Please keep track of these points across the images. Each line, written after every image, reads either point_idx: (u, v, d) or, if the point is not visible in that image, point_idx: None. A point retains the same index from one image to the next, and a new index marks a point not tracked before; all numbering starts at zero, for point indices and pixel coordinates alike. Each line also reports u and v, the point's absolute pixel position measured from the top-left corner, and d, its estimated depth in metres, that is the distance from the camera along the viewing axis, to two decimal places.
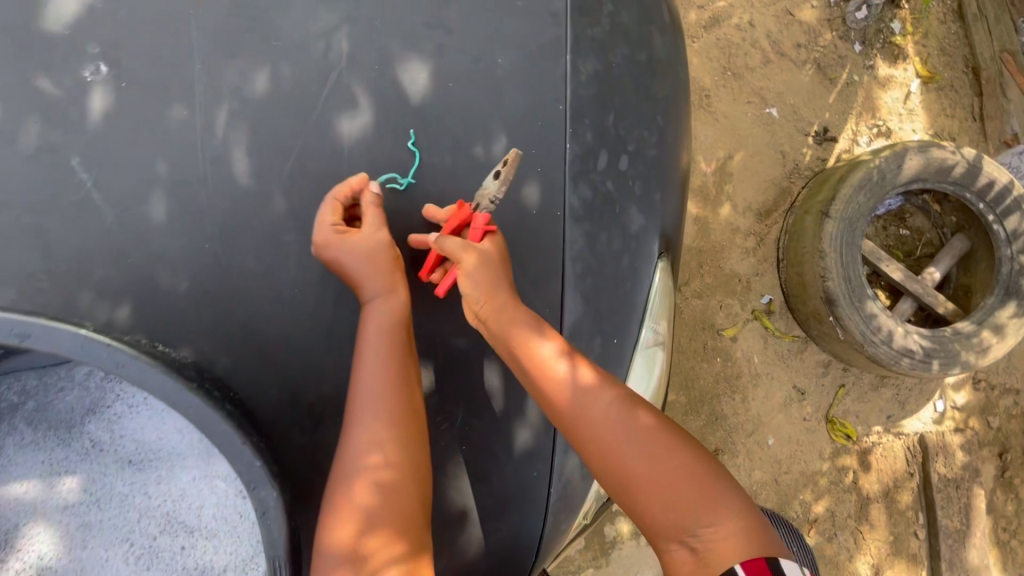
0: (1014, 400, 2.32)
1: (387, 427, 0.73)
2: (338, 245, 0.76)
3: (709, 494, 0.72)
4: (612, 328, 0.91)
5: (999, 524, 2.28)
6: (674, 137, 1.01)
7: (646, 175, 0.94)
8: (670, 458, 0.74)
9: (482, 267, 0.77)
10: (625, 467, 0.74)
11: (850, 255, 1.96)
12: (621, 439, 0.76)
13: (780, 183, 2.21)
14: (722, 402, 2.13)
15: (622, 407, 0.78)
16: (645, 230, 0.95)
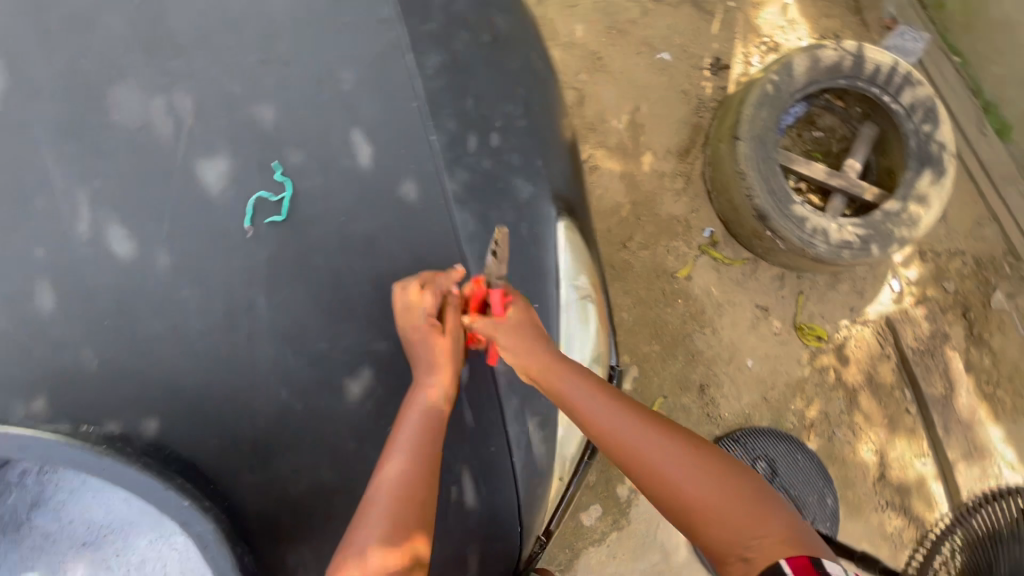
0: (962, 261, 2.43)
1: (409, 483, 0.74)
2: (425, 339, 0.83)
3: (756, 506, 0.79)
4: (529, 294, 0.95)
5: (982, 379, 2.38)
6: (543, 103, 1.07)
7: (523, 146, 0.99)
8: (716, 476, 0.82)
9: (526, 330, 0.88)
10: (675, 488, 0.81)
11: (769, 169, 2.03)
12: (671, 459, 0.83)
13: (690, 121, 2.29)
14: (694, 338, 2.20)
15: (668, 434, 0.86)
16: (535, 197, 0.99)
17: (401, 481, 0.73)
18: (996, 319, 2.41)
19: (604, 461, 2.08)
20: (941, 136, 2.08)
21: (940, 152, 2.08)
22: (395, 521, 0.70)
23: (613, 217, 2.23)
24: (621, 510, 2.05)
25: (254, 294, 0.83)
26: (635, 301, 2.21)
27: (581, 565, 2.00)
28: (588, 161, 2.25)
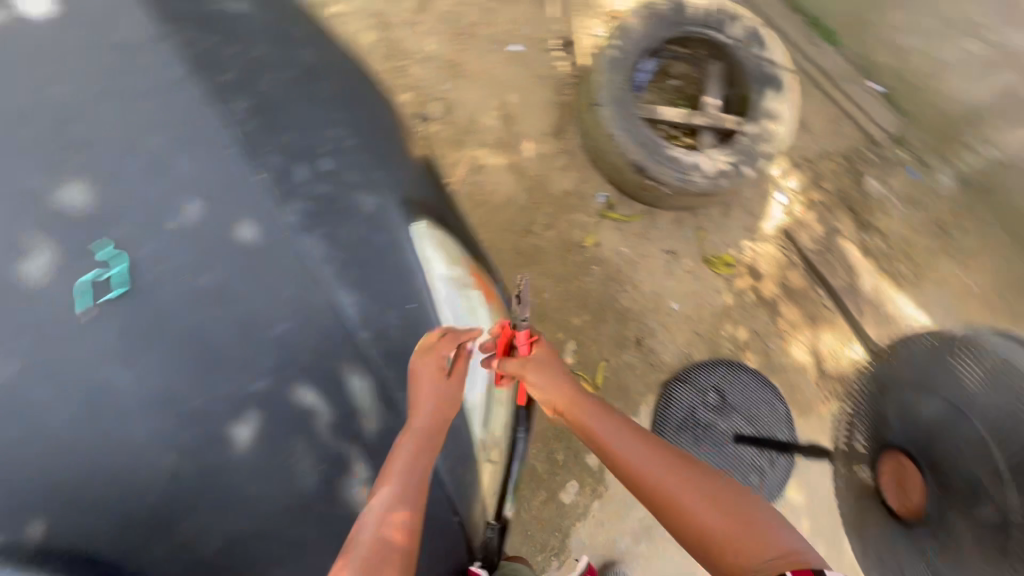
0: (832, 160, 2.64)
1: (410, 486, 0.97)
2: (440, 384, 1.11)
3: (763, 530, 1.00)
4: (390, 296, 1.16)
5: (881, 259, 2.58)
6: (362, 118, 1.34)
7: (349, 161, 1.23)
8: (728, 502, 1.04)
9: (560, 379, 1.26)
10: (693, 513, 1.04)
11: (634, 125, 2.16)
12: (690, 490, 1.06)
13: (556, 100, 2.40)
14: (617, 298, 2.32)
15: (689, 474, 1.10)
16: (375, 207, 1.22)
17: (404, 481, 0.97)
18: (875, 203, 2.63)
19: (567, 436, 2.16)
20: (771, 56, 2.28)
21: (773, 69, 2.27)
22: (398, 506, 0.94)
23: (511, 208, 2.34)
24: (596, 476, 2.13)
25: (126, 362, 0.96)
26: (554, 279, 2.31)
27: (575, 538, 2.07)
28: (473, 163, 2.35)
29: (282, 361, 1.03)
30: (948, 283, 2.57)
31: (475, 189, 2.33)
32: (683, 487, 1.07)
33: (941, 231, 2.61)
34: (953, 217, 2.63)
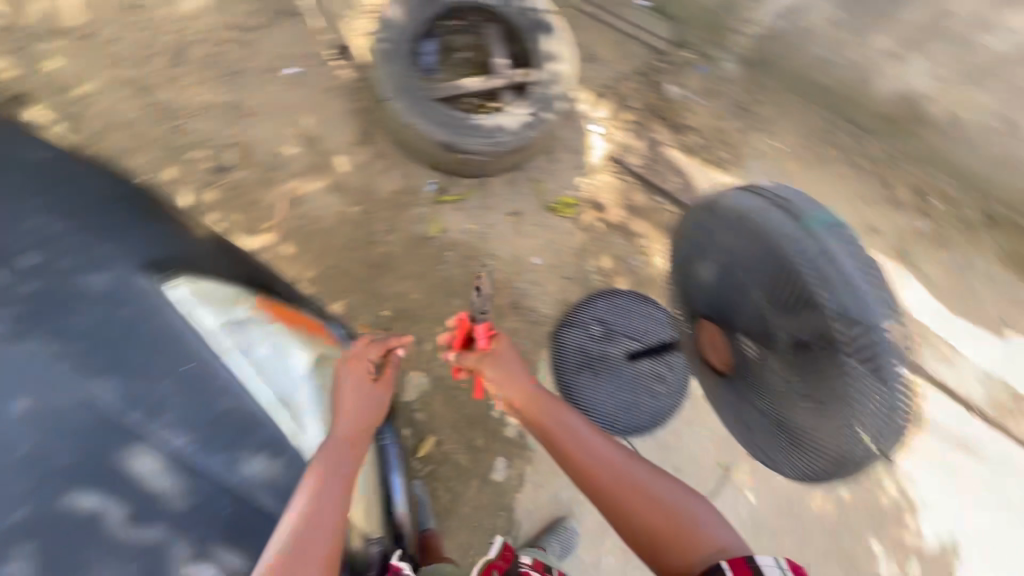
0: (629, 80, 2.83)
1: (338, 466, 1.31)
2: (361, 388, 1.54)
3: (700, 526, 1.28)
4: (148, 362, 1.28)
5: (701, 152, 2.80)
6: (69, 205, 1.49)
7: (53, 249, 1.38)
8: (681, 503, 1.33)
9: (511, 373, 1.63)
10: (641, 508, 1.33)
11: (429, 108, 2.17)
12: (639, 491, 1.36)
13: (352, 106, 2.36)
14: (480, 274, 2.36)
15: (638, 477, 1.39)
16: (99, 282, 1.35)
17: (332, 461, 1.31)
18: (679, 105, 2.84)
19: (479, 419, 2.19)
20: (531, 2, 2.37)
21: (537, 14, 2.37)
22: (325, 476, 1.27)
23: (347, 225, 2.30)
24: (520, 444, 2.18)
25: None
26: (414, 278, 2.31)
27: (519, 508, 2.14)
28: (291, 196, 2.28)
29: (40, 460, 1.14)
30: (759, 154, 2.89)
31: (303, 220, 2.27)
32: (632, 488, 1.36)
33: (741, 110, 2.90)
34: (743, 95, 2.92)
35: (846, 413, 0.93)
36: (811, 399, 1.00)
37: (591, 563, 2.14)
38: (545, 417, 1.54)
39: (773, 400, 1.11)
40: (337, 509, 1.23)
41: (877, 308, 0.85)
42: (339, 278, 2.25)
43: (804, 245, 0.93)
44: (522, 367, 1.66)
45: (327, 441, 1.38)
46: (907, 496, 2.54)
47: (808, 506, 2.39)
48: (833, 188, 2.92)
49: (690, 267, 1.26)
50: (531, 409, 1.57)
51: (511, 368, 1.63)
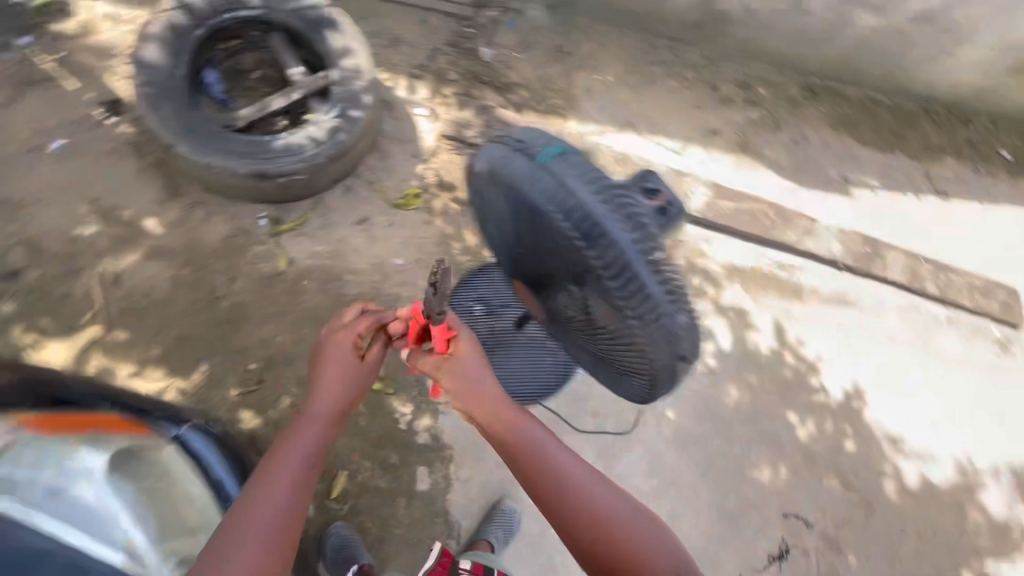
0: (443, 52, 2.74)
1: (287, 484, 1.18)
2: (330, 379, 1.38)
3: (658, 551, 1.19)
4: None
5: (534, 105, 2.80)
6: None
7: None
8: (640, 523, 1.23)
9: (474, 375, 1.40)
10: (602, 526, 1.20)
11: (222, 143, 1.99)
12: (598, 505, 1.24)
13: (144, 163, 2.18)
14: (345, 292, 2.24)
15: (599, 490, 1.27)
16: None
17: (281, 480, 1.18)
18: (499, 65, 2.81)
19: (386, 437, 2.13)
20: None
21: (317, 11, 2.23)
22: (267, 498, 1.13)
23: (181, 290, 2.10)
24: (435, 447, 2.15)
25: None
26: (275, 320, 2.15)
27: (454, 509, 2.12)
28: (107, 279, 2.06)
29: None
30: (590, 91, 2.92)
31: (129, 300, 2.06)
32: (591, 500, 1.24)
33: (560, 54, 2.93)
34: (557, 40, 2.95)
35: (629, 331, 1.03)
36: (605, 325, 1.10)
37: (539, 533, 2.17)
38: (502, 409, 1.39)
39: (585, 329, 1.23)
40: (284, 513, 1.13)
41: (604, 213, 0.93)
42: (190, 347, 2.06)
43: (545, 182, 0.98)
44: (483, 369, 1.42)
45: (292, 435, 1.29)
46: (808, 361, 2.74)
47: (722, 404, 2.54)
48: (666, 104, 3.04)
49: (489, 217, 1.32)
50: (494, 411, 1.39)
51: (478, 363, 1.42)
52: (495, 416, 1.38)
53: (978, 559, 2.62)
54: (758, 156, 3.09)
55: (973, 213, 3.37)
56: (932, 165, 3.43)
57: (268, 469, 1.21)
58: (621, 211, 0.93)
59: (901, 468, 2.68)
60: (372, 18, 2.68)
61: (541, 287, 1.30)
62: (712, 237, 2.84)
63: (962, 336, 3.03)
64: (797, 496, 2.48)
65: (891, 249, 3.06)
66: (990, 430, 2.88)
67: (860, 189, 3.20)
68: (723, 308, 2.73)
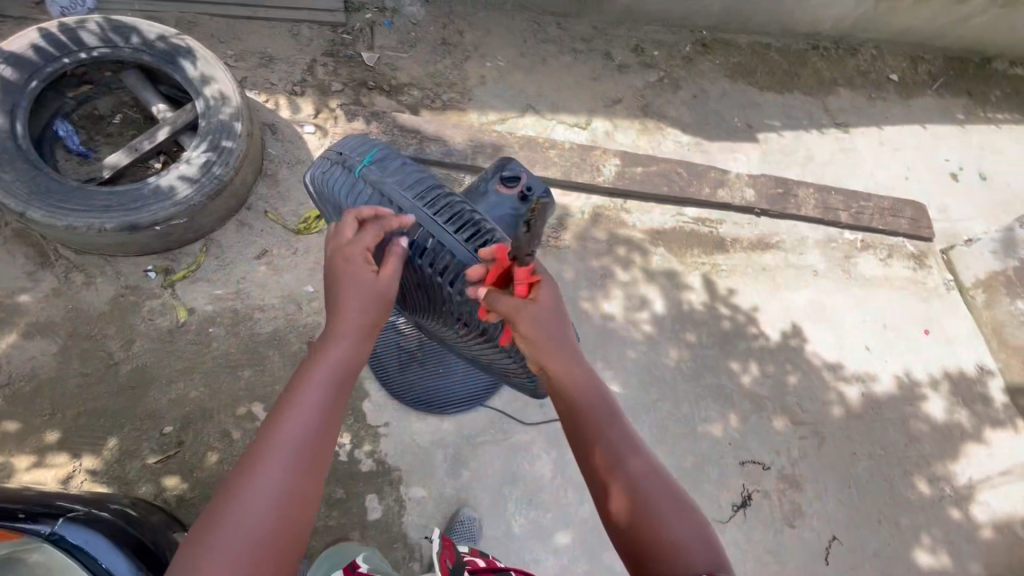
0: (323, 63, 2.61)
1: (296, 444, 0.92)
2: (350, 298, 1.06)
3: (705, 544, 0.94)
4: None
5: (428, 104, 2.71)
6: None
7: None
8: (704, 542, 0.94)
9: (554, 321, 1.09)
10: (646, 498, 0.96)
11: (81, 200, 1.83)
12: (645, 475, 0.99)
13: (4, 235, 2.00)
14: (256, 331, 2.11)
15: (647, 459, 1.02)
16: None
17: (286, 439, 0.91)
18: (385, 68, 2.71)
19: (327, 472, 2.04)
20: (151, 31, 2.05)
21: (167, 41, 2.06)
22: (270, 465, 0.89)
23: (70, 363, 1.94)
24: (382, 471, 2.09)
25: None
26: (184, 375, 2.01)
27: (411, 530, 2.05)
28: None
29: None
30: (484, 80, 2.86)
31: (12, 385, 1.88)
32: (637, 464, 1.00)
33: (446, 48, 2.85)
34: (440, 33, 2.87)
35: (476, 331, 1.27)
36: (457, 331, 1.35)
37: (504, 533, 2.12)
38: (569, 363, 1.08)
39: (446, 337, 1.51)
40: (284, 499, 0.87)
41: (434, 223, 1.17)
42: (93, 422, 1.90)
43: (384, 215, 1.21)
44: (566, 322, 1.12)
45: (310, 365, 1.01)
46: (741, 310, 2.79)
47: (664, 368, 2.57)
48: (563, 80, 3.01)
49: None
50: (563, 367, 1.07)
51: (559, 304, 1.11)
52: (561, 373, 1.07)
53: (927, 464, 2.73)
54: (662, 118, 3.12)
55: (872, 138, 3.51)
56: (829, 97, 3.55)
57: (270, 431, 0.92)
58: (449, 218, 1.18)
59: (844, 394, 2.77)
60: (238, 40, 2.53)
61: (414, 312, 1.52)
62: (630, 205, 2.84)
63: (881, 257, 3.15)
64: (751, 442, 2.53)
65: (803, 185, 3.15)
66: (920, 341, 3.01)
67: (764, 133, 3.28)
68: (652, 274, 2.74)
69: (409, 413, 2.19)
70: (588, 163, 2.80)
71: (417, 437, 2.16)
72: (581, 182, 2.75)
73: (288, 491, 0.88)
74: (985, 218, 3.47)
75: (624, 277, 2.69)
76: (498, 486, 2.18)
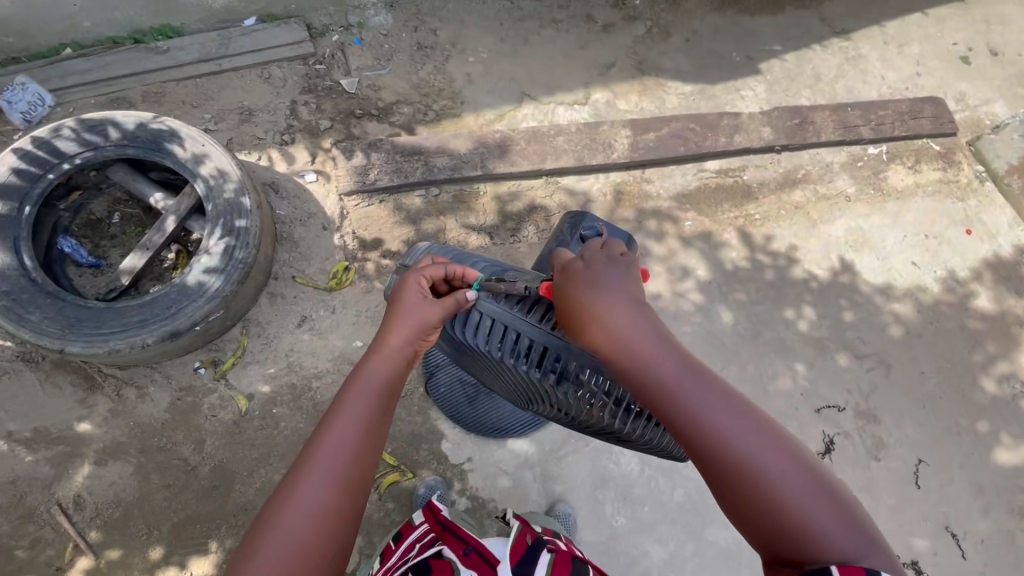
0: (303, 101, 2.45)
1: (338, 463, 0.96)
2: (396, 323, 1.13)
3: (823, 505, 0.87)
4: None
5: (421, 118, 2.56)
6: None
7: None
8: (832, 510, 0.87)
9: (612, 311, 1.03)
10: (750, 466, 0.89)
11: (117, 320, 1.75)
12: (744, 439, 0.91)
13: (44, 368, 1.95)
14: (320, 401, 2.07)
15: (745, 418, 0.93)
16: None
17: (329, 457, 0.96)
18: (367, 90, 2.54)
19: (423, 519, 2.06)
20: (127, 121, 1.90)
21: (146, 128, 1.90)
22: (312, 482, 0.94)
23: (151, 479, 1.92)
24: (477, 506, 2.11)
25: None
26: (263, 463, 1.98)
27: None
28: (67, 504, 1.87)
29: None
30: (471, 78, 2.69)
31: (102, 515, 1.87)
32: (733, 428, 0.92)
33: (424, 52, 2.66)
34: (412, 37, 2.67)
35: (623, 429, 1.31)
36: (598, 428, 1.40)
37: (607, 538, 2.15)
38: (643, 345, 1.00)
39: (574, 426, 1.56)
40: (322, 513, 0.92)
41: (558, 339, 1.25)
42: (190, 531, 1.89)
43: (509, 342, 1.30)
44: (630, 306, 1.04)
45: (354, 388, 1.05)
46: (782, 255, 2.73)
47: (720, 335, 2.54)
48: (551, 56, 2.83)
49: (465, 361, 1.62)
50: (634, 347, 1.00)
51: (609, 281, 1.08)
52: (629, 359, 0.99)
53: (994, 363, 2.72)
54: (660, 72, 2.95)
55: (876, 39, 3.32)
56: (823, 5, 3.34)
57: (317, 443, 0.98)
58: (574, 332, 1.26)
59: (899, 314, 2.73)
60: (211, 99, 2.37)
61: (532, 407, 1.60)
62: (650, 174, 2.73)
63: (909, 164, 3.05)
64: (820, 387, 2.53)
65: (817, 109, 3.01)
66: (965, 242, 2.94)
67: (766, 63, 3.11)
68: (688, 240, 2.66)
69: (487, 443, 2.19)
70: (599, 142, 2.67)
71: (501, 465, 2.17)
72: (596, 164, 2.63)
73: (330, 505, 0.93)
74: (1004, 98, 3.33)
75: (660, 250, 2.61)
76: (589, 494, 2.19)
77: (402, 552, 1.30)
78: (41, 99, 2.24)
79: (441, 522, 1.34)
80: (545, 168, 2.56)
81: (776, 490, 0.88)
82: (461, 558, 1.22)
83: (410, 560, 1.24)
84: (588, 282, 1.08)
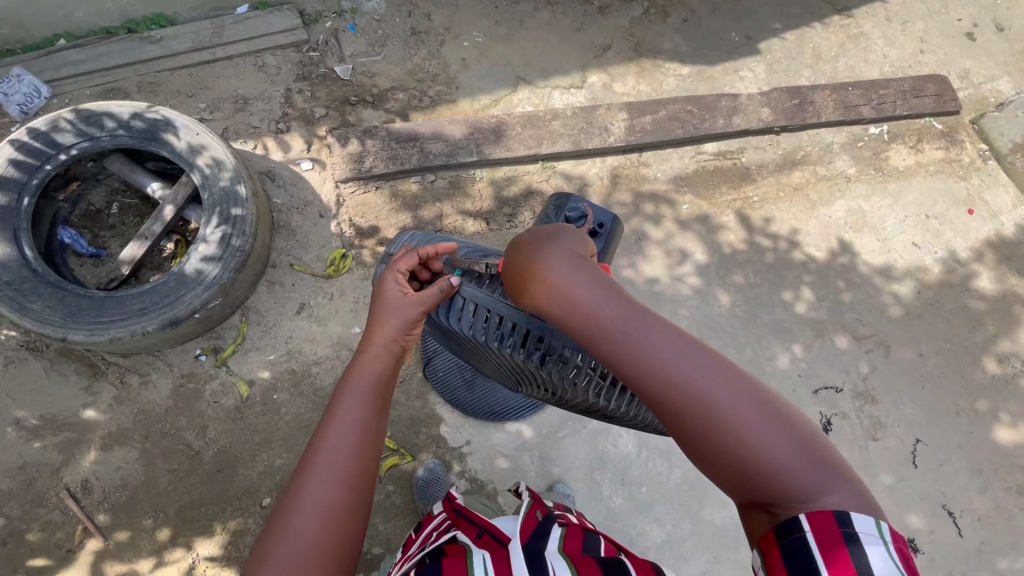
0: (298, 89, 2.45)
1: (343, 462, 0.99)
2: (382, 320, 1.15)
3: (790, 447, 0.85)
4: None
5: (416, 104, 2.55)
6: None
7: None
8: (801, 451, 0.85)
9: (564, 272, 0.99)
10: (714, 419, 0.87)
11: (117, 309, 1.78)
12: (708, 393, 0.88)
13: (50, 357, 1.99)
14: (319, 386, 2.10)
15: (706, 370, 0.90)
16: None
17: (334, 457, 0.98)
18: (362, 77, 2.53)
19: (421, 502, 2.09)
20: (122, 111, 1.90)
21: (142, 118, 1.91)
22: (321, 484, 0.96)
23: (155, 463, 1.96)
24: (476, 488, 2.15)
25: None
26: (264, 447, 2.02)
27: None
28: (75, 488, 1.92)
29: None
30: (467, 63, 2.67)
31: (109, 499, 1.92)
32: (696, 384, 0.89)
33: (418, 37, 2.64)
34: (405, 23, 2.65)
35: (610, 407, 1.31)
36: (586, 406, 1.41)
37: (605, 517, 2.18)
38: (598, 307, 0.96)
39: (563, 406, 1.57)
40: (330, 511, 0.94)
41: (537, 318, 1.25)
42: (195, 514, 1.94)
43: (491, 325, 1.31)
44: (578, 267, 1.00)
45: (347, 388, 1.07)
46: (780, 237, 2.72)
47: (717, 318, 2.54)
48: (547, 39, 2.80)
49: (453, 347, 1.64)
50: (591, 310, 0.96)
51: (561, 245, 1.05)
52: (585, 323, 0.96)
53: (996, 343, 2.71)
54: (657, 53, 2.91)
55: (879, 16, 3.27)
56: None
57: (318, 444, 1.00)
58: None
59: (899, 295, 2.72)
60: (205, 88, 2.37)
61: (520, 388, 1.61)
62: (647, 157, 2.72)
63: (911, 144, 3.01)
64: (818, 368, 2.54)
65: (817, 89, 2.97)
66: (968, 221, 2.91)
67: (766, 42, 3.06)
68: (685, 223, 2.65)
69: (485, 426, 2.21)
70: (596, 125, 2.66)
71: (499, 447, 2.20)
72: (594, 148, 2.62)
73: (338, 501, 0.95)
74: (1011, 75, 3.26)
75: (658, 234, 2.61)
76: (587, 474, 2.21)
77: (423, 540, 1.32)
78: (38, 90, 2.26)
79: (457, 510, 1.36)
80: (541, 152, 2.55)
81: (745, 440, 0.86)
82: (474, 539, 1.23)
83: (427, 545, 1.25)
84: (538, 247, 1.05)
